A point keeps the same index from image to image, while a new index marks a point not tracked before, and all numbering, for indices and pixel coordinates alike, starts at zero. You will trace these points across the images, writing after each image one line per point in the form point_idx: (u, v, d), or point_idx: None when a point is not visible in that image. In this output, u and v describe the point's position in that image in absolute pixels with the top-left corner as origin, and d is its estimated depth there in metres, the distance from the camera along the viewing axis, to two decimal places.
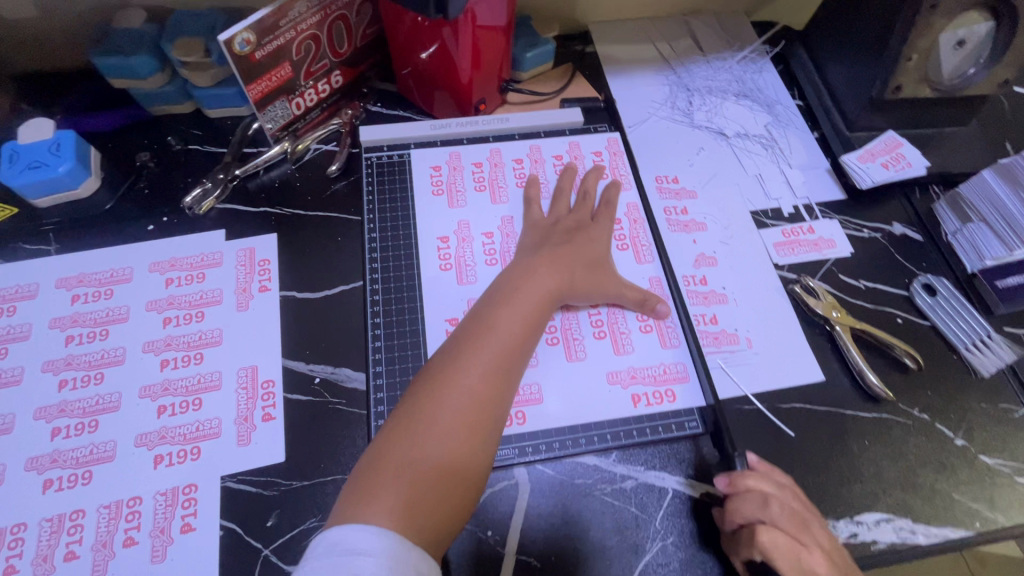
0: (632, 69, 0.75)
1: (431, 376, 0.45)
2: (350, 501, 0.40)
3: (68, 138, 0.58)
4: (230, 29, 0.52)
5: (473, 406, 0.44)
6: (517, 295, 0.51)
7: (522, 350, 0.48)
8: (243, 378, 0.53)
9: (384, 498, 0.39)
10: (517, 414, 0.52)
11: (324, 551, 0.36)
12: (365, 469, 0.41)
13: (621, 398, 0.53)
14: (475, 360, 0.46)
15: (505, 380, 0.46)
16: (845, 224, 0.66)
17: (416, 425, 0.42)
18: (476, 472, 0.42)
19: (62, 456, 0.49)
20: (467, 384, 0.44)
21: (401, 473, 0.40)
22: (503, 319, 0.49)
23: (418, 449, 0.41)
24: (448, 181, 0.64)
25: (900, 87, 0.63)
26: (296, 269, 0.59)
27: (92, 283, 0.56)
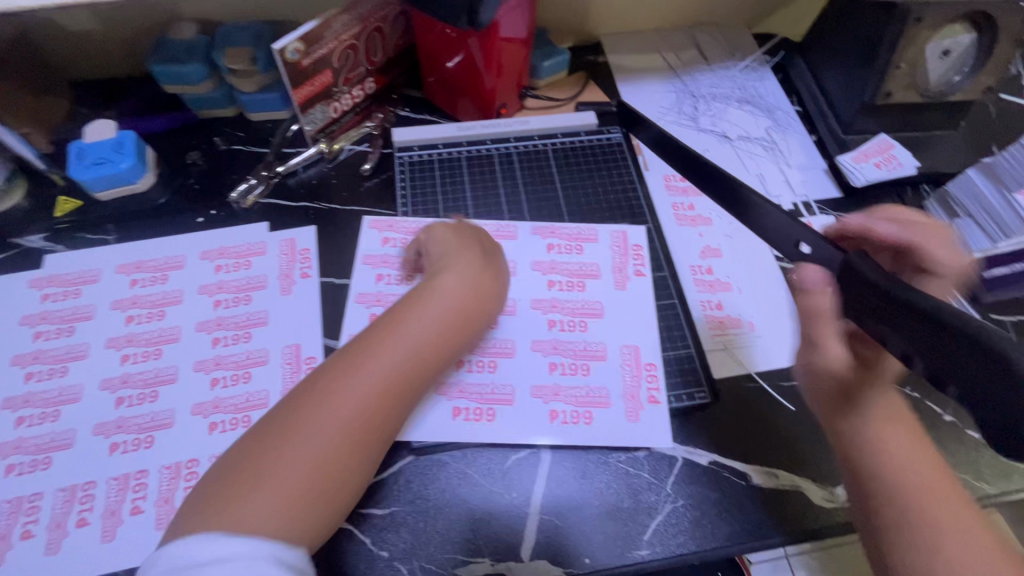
0: (641, 76, 0.81)
1: (323, 377, 0.44)
2: (210, 501, 0.38)
3: (129, 137, 0.63)
4: (283, 39, 0.58)
5: (364, 414, 0.43)
6: (436, 296, 0.50)
7: (413, 372, 0.46)
8: (288, 355, 0.58)
9: (253, 507, 0.37)
10: (581, 365, 0.58)
11: (198, 557, 0.35)
12: (233, 469, 0.40)
13: (636, 377, 0.57)
14: (361, 376, 0.44)
15: (406, 388, 0.45)
16: (841, 219, 0.70)
17: (305, 426, 0.41)
18: (355, 478, 0.42)
19: (126, 422, 0.53)
20: (354, 399, 0.43)
21: (268, 475, 0.39)
22: (398, 327, 0.47)
23: (297, 456, 0.40)
24: (413, 226, 0.65)
25: (889, 93, 0.68)
26: (333, 258, 0.64)
27: (149, 269, 0.62)
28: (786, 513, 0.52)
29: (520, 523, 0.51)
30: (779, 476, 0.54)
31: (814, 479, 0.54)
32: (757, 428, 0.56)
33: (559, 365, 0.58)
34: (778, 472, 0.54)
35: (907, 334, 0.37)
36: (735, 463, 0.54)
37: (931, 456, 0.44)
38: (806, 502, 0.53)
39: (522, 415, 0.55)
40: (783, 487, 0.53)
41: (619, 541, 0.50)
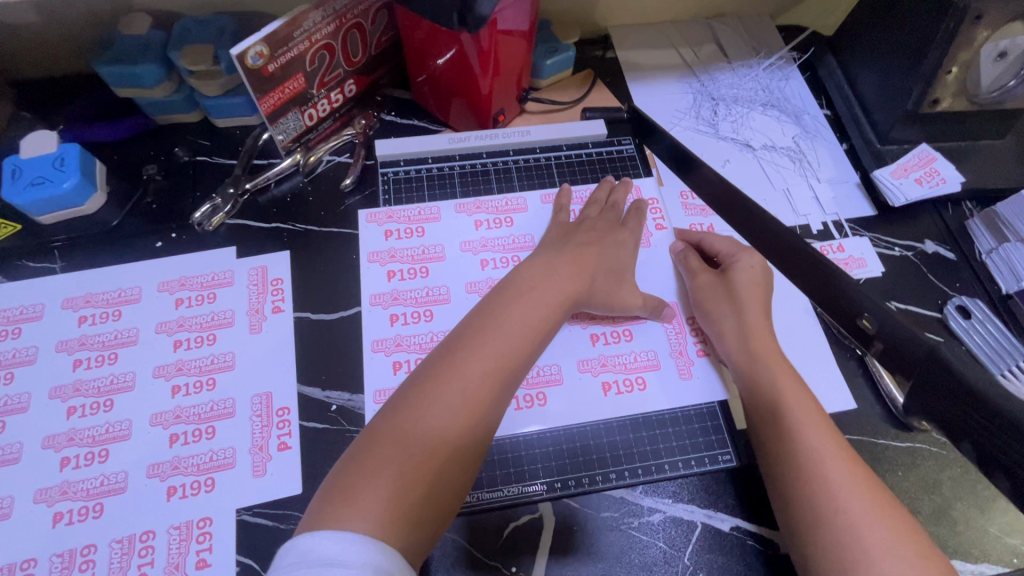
0: (654, 76, 0.72)
1: (431, 371, 0.44)
2: (332, 498, 0.38)
3: (72, 151, 0.56)
4: (243, 43, 0.49)
5: (476, 400, 0.42)
6: (532, 293, 0.49)
7: (528, 352, 0.46)
8: (257, 406, 0.51)
9: (366, 502, 0.37)
10: (624, 332, 0.55)
11: (292, 561, 0.33)
12: (351, 463, 0.39)
13: (644, 404, 0.52)
14: (473, 358, 0.44)
15: (506, 383, 0.44)
16: (875, 242, 0.63)
17: (412, 419, 0.41)
18: (462, 475, 0.41)
19: (71, 488, 0.47)
20: (465, 381, 0.43)
21: (384, 469, 0.38)
22: (499, 325, 0.46)
23: (414, 442, 0.40)
24: (417, 218, 0.60)
25: (937, 100, 0.61)
26: (309, 289, 0.57)
27: (100, 304, 0.54)
28: None
29: None
30: None
31: None
32: None
33: (601, 336, 0.55)
34: None
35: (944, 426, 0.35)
36: (762, 531, 0.48)
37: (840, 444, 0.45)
38: None
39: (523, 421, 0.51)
40: None
41: None
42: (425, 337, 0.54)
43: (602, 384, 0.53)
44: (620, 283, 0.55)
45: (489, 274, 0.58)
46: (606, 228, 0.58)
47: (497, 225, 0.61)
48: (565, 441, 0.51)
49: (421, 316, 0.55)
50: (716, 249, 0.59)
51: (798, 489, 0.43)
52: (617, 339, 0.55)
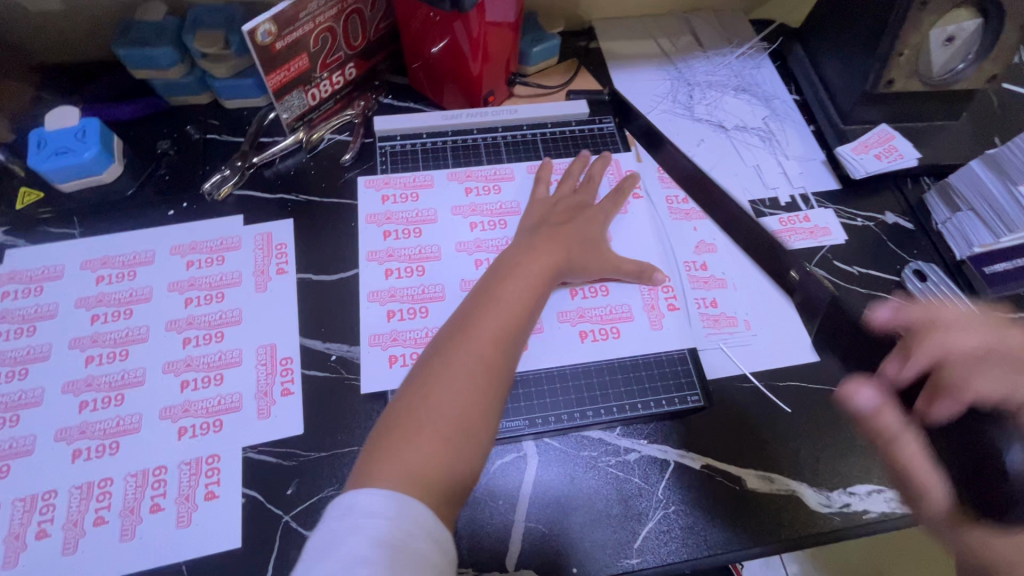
0: (634, 64, 0.78)
1: (441, 348, 0.48)
2: (372, 460, 0.42)
3: (93, 125, 0.60)
4: (254, 21, 0.54)
5: (488, 367, 0.46)
6: (519, 269, 0.53)
7: (526, 322, 0.51)
8: (263, 355, 0.55)
9: (403, 464, 0.41)
10: (601, 287, 0.60)
11: (341, 514, 0.38)
12: (385, 431, 0.43)
13: (619, 355, 0.56)
14: (480, 329, 0.48)
15: (510, 350, 0.48)
16: (839, 213, 0.68)
17: (432, 390, 0.45)
18: (487, 436, 0.45)
19: (90, 428, 0.51)
20: (474, 350, 0.47)
21: (414, 437, 0.42)
22: (497, 300, 0.50)
23: (439, 409, 0.44)
24: (414, 186, 0.65)
25: (892, 81, 0.66)
26: (311, 253, 0.61)
27: (116, 265, 0.59)
28: (787, 512, 0.51)
29: (505, 534, 0.49)
30: (774, 481, 0.52)
31: (809, 484, 0.52)
32: (757, 425, 0.55)
33: (579, 291, 0.59)
34: (774, 476, 0.52)
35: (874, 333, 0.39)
36: (730, 468, 0.52)
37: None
38: (801, 507, 0.51)
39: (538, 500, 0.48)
40: (779, 492, 0.51)
41: (608, 549, 0.48)
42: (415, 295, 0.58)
43: (581, 338, 0.57)
44: (597, 245, 0.59)
45: (478, 235, 0.62)
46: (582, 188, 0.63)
47: (486, 192, 0.65)
48: (547, 391, 0.54)
49: (413, 271, 0.59)
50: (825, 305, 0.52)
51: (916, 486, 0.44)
52: (596, 295, 0.59)
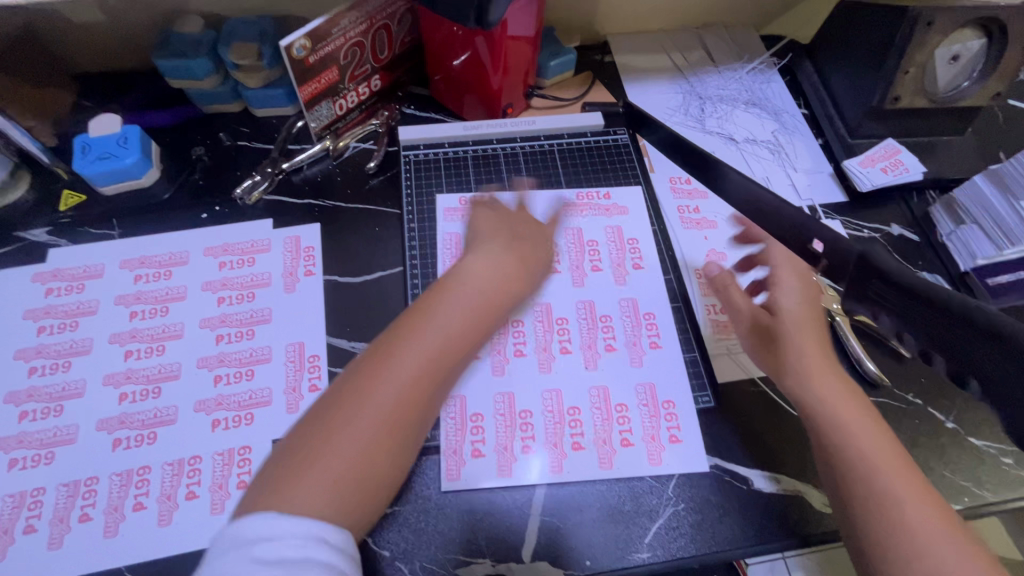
0: (647, 77, 0.80)
1: (360, 367, 0.44)
2: (270, 485, 0.39)
3: (134, 132, 0.63)
4: (290, 36, 0.57)
5: (409, 391, 0.44)
6: (459, 292, 0.50)
7: (464, 345, 0.48)
8: (291, 353, 0.58)
9: (305, 488, 0.38)
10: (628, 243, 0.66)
11: (231, 544, 0.36)
12: (291, 451, 0.40)
13: (592, 330, 0.60)
14: (411, 349, 0.45)
15: (442, 374, 0.46)
16: (845, 224, 0.70)
17: (349, 409, 0.42)
18: (396, 460, 0.43)
19: (129, 418, 0.54)
20: (402, 370, 0.44)
21: (319, 461, 0.39)
22: (427, 323, 0.47)
23: (351, 432, 0.41)
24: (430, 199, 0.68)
25: (898, 98, 0.68)
26: (337, 255, 0.64)
27: (153, 265, 0.62)
28: (793, 511, 0.52)
29: (522, 527, 0.51)
30: (781, 481, 0.54)
31: (815, 486, 0.54)
32: (764, 428, 0.57)
33: (618, 253, 0.65)
34: (780, 477, 0.54)
35: (918, 327, 0.43)
36: (740, 469, 0.54)
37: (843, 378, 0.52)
38: (807, 507, 0.53)
39: (572, 467, 0.53)
40: (784, 492, 0.53)
41: (619, 544, 0.50)
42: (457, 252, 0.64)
43: (551, 318, 0.61)
44: None
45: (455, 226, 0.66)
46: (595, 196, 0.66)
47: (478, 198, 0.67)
48: (540, 372, 0.57)
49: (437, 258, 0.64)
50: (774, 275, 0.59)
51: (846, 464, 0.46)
52: (617, 248, 0.66)
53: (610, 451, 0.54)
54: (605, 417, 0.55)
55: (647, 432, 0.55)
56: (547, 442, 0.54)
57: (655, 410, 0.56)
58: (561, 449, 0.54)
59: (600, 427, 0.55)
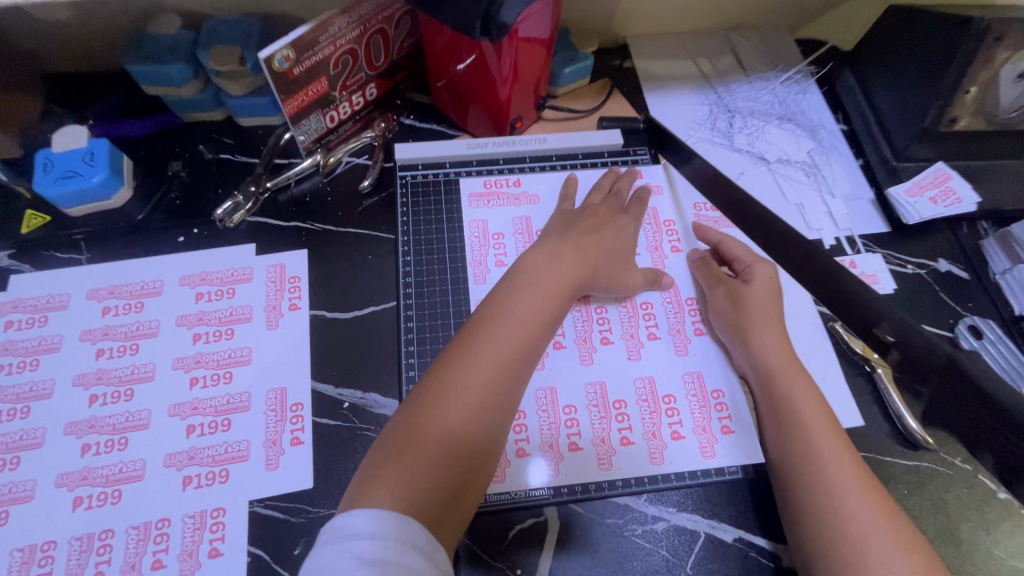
0: (671, 86, 0.73)
1: (440, 363, 0.45)
2: (363, 484, 0.39)
3: (101, 147, 0.57)
4: (271, 47, 0.50)
5: (494, 382, 0.44)
6: (534, 286, 0.50)
7: (541, 336, 0.48)
8: (272, 401, 0.52)
9: (396, 482, 0.39)
10: (670, 230, 0.63)
11: (329, 538, 0.36)
12: (383, 445, 0.41)
13: (634, 319, 0.58)
14: (490, 341, 0.46)
15: (522, 364, 0.46)
16: (888, 258, 0.63)
17: (438, 399, 0.43)
18: (487, 451, 0.43)
19: (91, 473, 0.48)
20: (483, 361, 0.44)
21: (409, 454, 0.40)
22: (501, 317, 0.47)
23: (440, 425, 0.42)
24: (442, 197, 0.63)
25: (956, 118, 0.61)
26: (325, 287, 0.58)
27: (123, 295, 0.56)
28: None
29: None
30: None
31: None
32: None
33: (659, 235, 0.63)
34: None
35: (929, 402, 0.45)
36: (769, 543, 0.48)
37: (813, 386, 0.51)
38: None
39: (623, 462, 0.51)
40: None
41: None
42: (485, 242, 0.61)
43: (589, 308, 0.58)
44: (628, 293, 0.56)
45: (488, 211, 0.63)
46: (612, 224, 0.59)
47: (506, 183, 0.65)
48: (582, 365, 0.55)
49: (482, 241, 0.61)
50: (734, 254, 0.59)
51: (796, 476, 0.46)
52: (654, 229, 0.63)
53: (660, 445, 0.51)
54: (652, 410, 0.53)
55: (697, 423, 0.53)
56: (595, 439, 0.51)
57: (704, 400, 0.54)
58: (609, 446, 0.51)
59: (648, 421, 0.52)
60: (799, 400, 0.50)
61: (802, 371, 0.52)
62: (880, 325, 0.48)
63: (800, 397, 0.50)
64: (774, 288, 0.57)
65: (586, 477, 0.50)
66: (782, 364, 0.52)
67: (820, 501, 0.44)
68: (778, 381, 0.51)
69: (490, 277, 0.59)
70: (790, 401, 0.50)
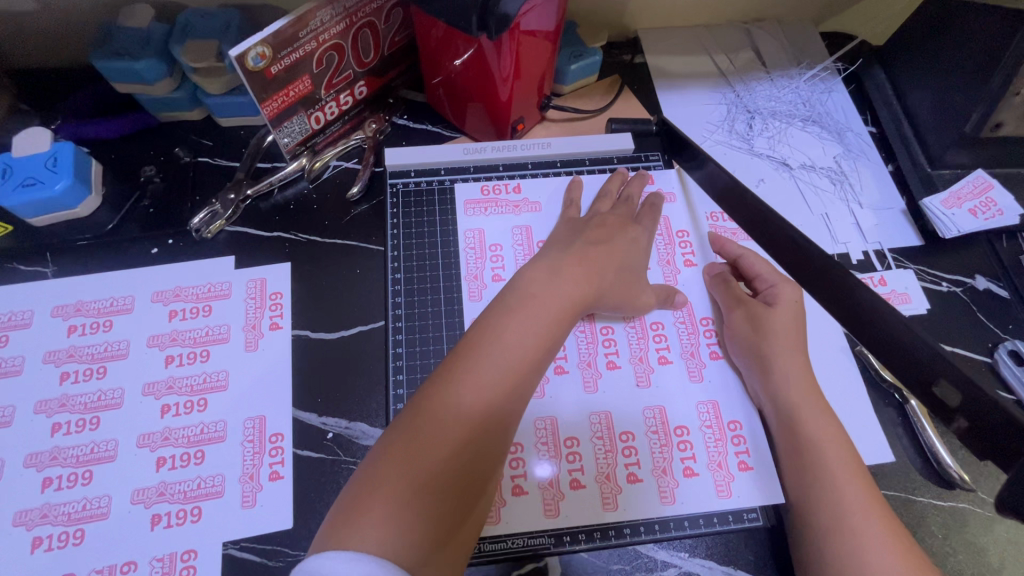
0: (685, 83, 0.68)
1: (430, 387, 0.40)
2: (338, 523, 0.34)
3: (64, 151, 0.53)
4: (244, 43, 0.46)
5: (491, 405, 0.40)
6: (535, 300, 0.45)
7: (544, 354, 0.44)
8: (249, 431, 0.48)
9: (379, 520, 0.34)
10: (684, 242, 0.58)
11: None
12: (363, 478, 0.36)
13: (642, 341, 0.53)
14: (488, 359, 0.41)
15: (523, 384, 0.42)
16: (921, 275, 0.58)
17: (428, 425, 0.38)
18: (483, 481, 0.38)
19: (52, 511, 0.45)
20: (480, 381, 0.40)
21: (395, 488, 0.35)
22: (498, 337, 0.42)
23: (430, 454, 0.37)
24: (435, 206, 0.59)
25: (1001, 124, 0.55)
26: (310, 305, 0.54)
27: (91, 313, 0.52)
28: None
29: None
30: None
31: None
32: None
33: (672, 247, 0.58)
34: None
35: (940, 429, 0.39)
36: None
37: (837, 420, 0.46)
38: None
39: (629, 501, 0.46)
40: None
41: None
42: (482, 254, 0.57)
43: (593, 330, 0.53)
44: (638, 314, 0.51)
45: (486, 219, 0.58)
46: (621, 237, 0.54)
47: (505, 189, 0.60)
48: (585, 393, 0.50)
49: (478, 253, 0.57)
50: (754, 271, 0.55)
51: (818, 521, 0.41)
52: (666, 242, 0.58)
53: (670, 483, 0.47)
54: (662, 443, 0.48)
55: (712, 458, 0.48)
56: (598, 475, 0.47)
57: (720, 433, 0.49)
58: (614, 482, 0.47)
59: (657, 455, 0.48)
60: (816, 436, 0.45)
61: (823, 403, 0.47)
62: (940, 382, 0.36)
63: (818, 434, 0.45)
64: (797, 309, 0.52)
65: (589, 519, 0.45)
66: (803, 393, 0.47)
67: (840, 549, 0.39)
68: (800, 412, 0.46)
69: (485, 294, 0.55)
70: (808, 435, 0.45)
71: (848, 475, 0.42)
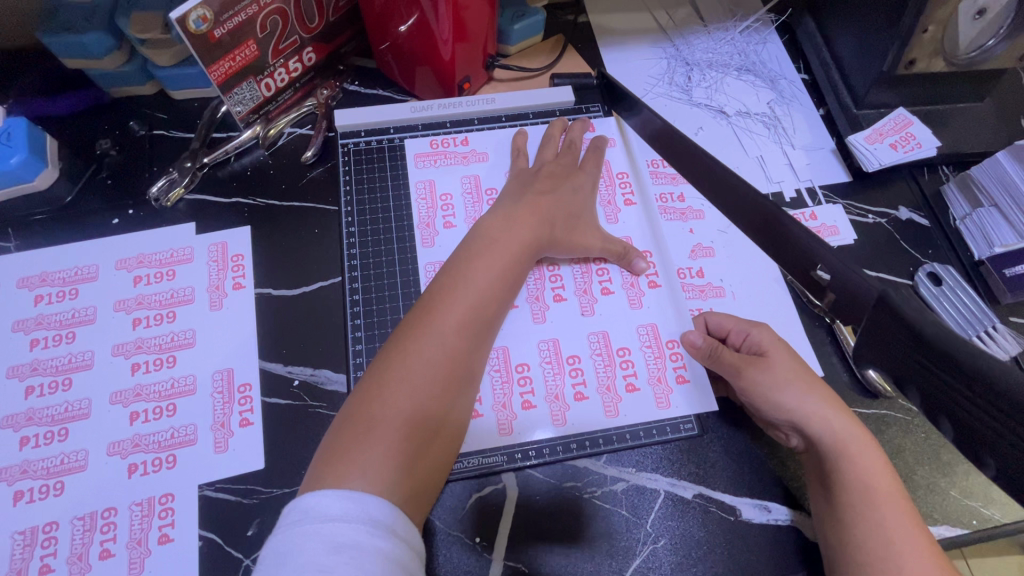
0: (627, 40, 0.70)
1: (403, 333, 0.43)
2: (329, 456, 0.38)
3: (17, 125, 0.55)
4: (183, 6, 0.47)
5: (461, 348, 0.43)
6: (496, 246, 0.49)
7: (505, 299, 0.48)
8: (218, 383, 0.50)
9: (368, 455, 0.37)
10: (624, 185, 0.61)
11: (295, 520, 0.34)
12: (348, 417, 0.40)
13: (586, 275, 0.56)
14: (456, 305, 0.44)
15: (486, 328, 0.46)
16: (849, 209, 0.62)
17: (405, 367, 0.41)
18: (456, 416, 0.43)
19: (31, 466, 0.47)
20: (449, 325, 0.43)
21: (380, 425, 0.39)
22: (466, 280, 0.46)
23: (409, 394, 0.40)
24: (388, 163, 0.61)
25: (914, 61, 0.58)
26: (271, 263, 0.56)
27: (56, 283, 0.53)
28: (783, 547, 0.47)
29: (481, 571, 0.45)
30: (771, 510, 0.48)
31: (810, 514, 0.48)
32: (756, 450, 0.50)
33: (613, 189, 0.61)
34: (770, 505, 0.48)
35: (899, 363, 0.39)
36: (724, 496, 0.48)
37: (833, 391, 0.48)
38: (802, 540, 0.47)
39: (576, 419, 0.50)
40: (776, 523, 0.47)
41: None
42: (433, 204, 0.59)
43: (540, 267, 0.56)
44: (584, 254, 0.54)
45: (437, 170, 0.61)
46: (567, 180, 0.57)
47: (452, 143, 0.62)
48: (533, 323, 0.53)
49: (430, 204, 0.59)
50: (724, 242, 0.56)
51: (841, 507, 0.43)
52: (607, 183, 0.61)
53: (614, 399, 0.51)
54: (606, 364, 0.52)
55: (652, 374, 0.52)
56: (548, 396, 0.51)
57: (659, 352, 0.53)
58: (562, 402, 0.50)
59: (601, 375, 0.52)
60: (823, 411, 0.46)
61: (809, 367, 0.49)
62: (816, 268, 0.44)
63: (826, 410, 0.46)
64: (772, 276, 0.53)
65: (541, 435, 0.49)
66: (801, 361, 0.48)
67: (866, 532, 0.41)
68: (798, 379, 0.48)
69: (438, 240, 0.57)
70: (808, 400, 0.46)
71: (859, 448, 0.44)
